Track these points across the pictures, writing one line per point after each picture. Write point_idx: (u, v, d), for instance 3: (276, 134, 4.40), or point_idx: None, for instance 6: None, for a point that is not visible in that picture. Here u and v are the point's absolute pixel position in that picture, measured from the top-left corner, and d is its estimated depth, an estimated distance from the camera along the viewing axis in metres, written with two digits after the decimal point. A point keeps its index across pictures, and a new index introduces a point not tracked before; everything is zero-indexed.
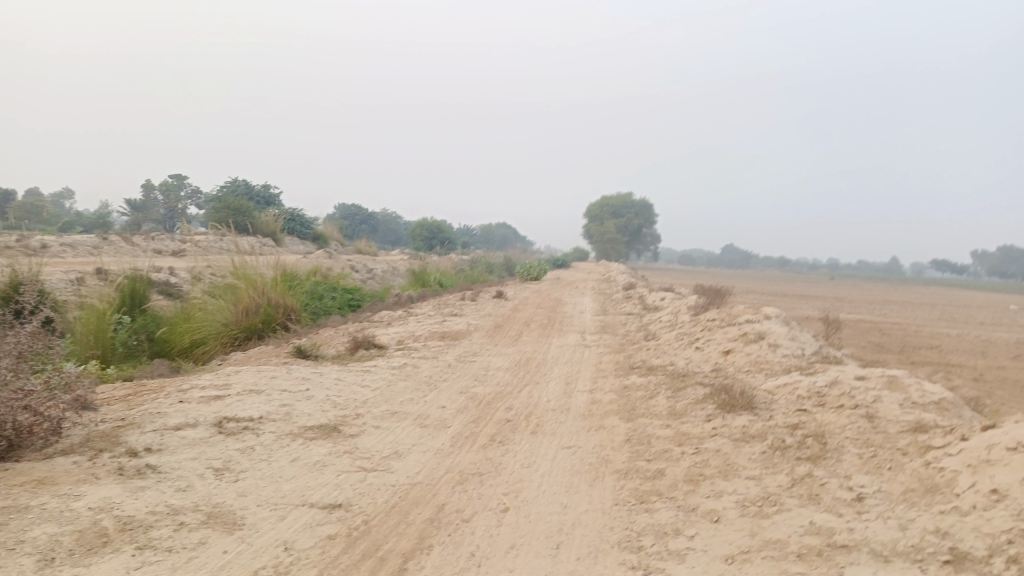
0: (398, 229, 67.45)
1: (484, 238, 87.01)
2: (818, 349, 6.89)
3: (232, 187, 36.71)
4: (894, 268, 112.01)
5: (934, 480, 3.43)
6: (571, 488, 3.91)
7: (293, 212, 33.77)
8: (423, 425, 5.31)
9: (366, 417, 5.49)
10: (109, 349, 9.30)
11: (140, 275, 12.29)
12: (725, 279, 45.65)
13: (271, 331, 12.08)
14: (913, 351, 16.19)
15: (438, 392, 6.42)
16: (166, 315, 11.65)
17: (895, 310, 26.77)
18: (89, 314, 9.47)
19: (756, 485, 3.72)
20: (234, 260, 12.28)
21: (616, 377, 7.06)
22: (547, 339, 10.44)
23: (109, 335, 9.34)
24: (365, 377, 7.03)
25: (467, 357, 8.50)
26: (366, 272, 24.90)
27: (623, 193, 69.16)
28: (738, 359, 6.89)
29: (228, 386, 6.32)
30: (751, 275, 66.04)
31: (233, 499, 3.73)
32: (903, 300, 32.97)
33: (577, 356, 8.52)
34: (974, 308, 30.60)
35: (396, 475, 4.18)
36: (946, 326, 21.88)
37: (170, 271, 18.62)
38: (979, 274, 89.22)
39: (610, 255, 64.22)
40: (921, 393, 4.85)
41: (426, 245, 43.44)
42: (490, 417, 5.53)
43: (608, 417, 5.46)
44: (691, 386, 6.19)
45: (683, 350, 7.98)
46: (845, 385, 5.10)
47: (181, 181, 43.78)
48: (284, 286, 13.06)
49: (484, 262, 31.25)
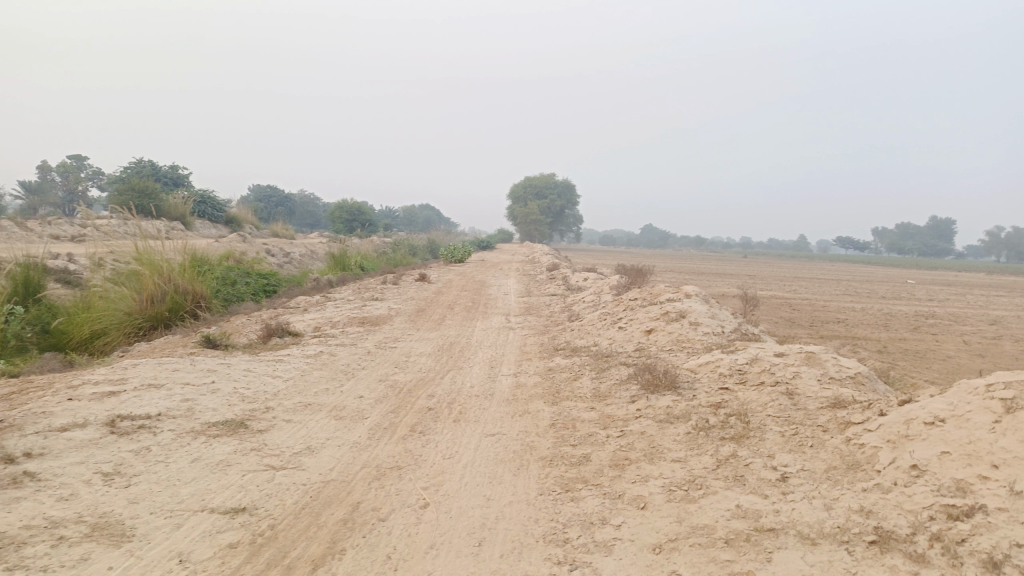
0: (318, 211, 65.69)
1: (407, 220, 85.95)
2: (737, 326, 6.97)
3: (138, 167, 34.74)
4: (803, 246, 117.21)
5: (855, 457, 3.44)
6: (494, 479, 3.74)
7: (204, 194, 32.24)
8: (339, 417, 5.03)
9: (277, 410, 5.16)
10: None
11: (33, 261, 11.35)
12: (645, 259, 46.54)
13: (178, 320, 11.42)
14: (823, 326, 16.86)
15: (355, 381, 6.14)
16: (63, 304, 10.81)
17: (804, 286, 27.87)
18: None
19: (682, 468, 3.64)
20: (137, 245, 11.51)
21: (540, 359, 6.95)
22: (470, 321, 10.26)
23: None
24: (277, 367, 6.66)
25: (387, 343, 8.21)
26: (283, 256, 24.05)
27: (545, 175, 69.47)
28: (660, 338, 6.89)
29: (125, 381, 5.84)
30: (670, 254, 67.64)
31: (124, 508, 3.38)
32: (811, 276, 34.48)
33: (501, 339, 8.37)
34: (876, 282, 32.32)
35: (309, 473, 3.91)
36: (851, 301, 22.98)
37: (67, 257, 17.37)
38: (879, 250, 94.37)
39: (534, 236, 64.46)
40: (838, 368, 4.92)
41: (347, 228, 42.40)
42: (411, 406, 5.30)
43: (532, 401, 5.32)
44: (614, 366, 6.13)
45: (606, 330, 7.94)
46: (765, 362, 5.13)
47: (81, 161, 41.13)
48: (193, 272, 12.37)
49: (406, 245, 30.71)
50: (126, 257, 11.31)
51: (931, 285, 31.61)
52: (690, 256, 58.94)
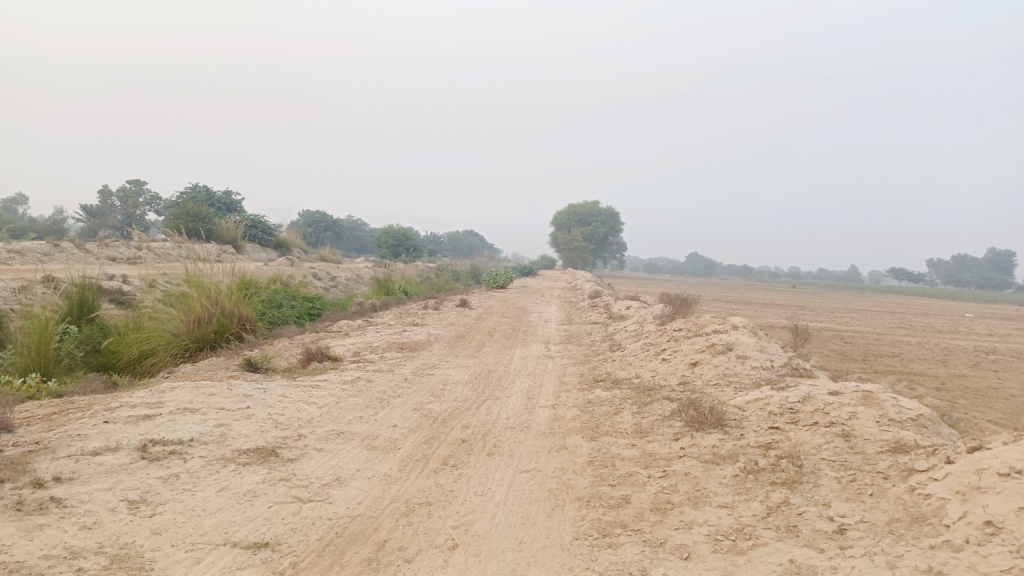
0: (364, 237, 66.69)
1: (451, 245, 86.75)
2: (787, 361, 6.66)
3: (193, 193, 35.78)
4: (854, 276, 114.29)
5: (920, 509, 3.16)
6: (527, 520, 3.54)
7: (255, 219, 32.95)
8: (370, 447, 4.91)
9: (309, 438, 5.06)
10: (52, 361, 8.68)
11: (89, 282, 11.62)
12: (690, 288, 45.87)
13: (224, 342, 11.53)
14: (876, 360, 16.21)
15: (390, 410, 6.02)
16: (115, 325, 11.01)
17: (856, 318, 26.98)
18: (31, 324, 8.84)
19: (728, 515, 3.40)
20: (187, 267, 11.70)
21: (580, 391, 6.73)
22: (510, 349, 10.11)
23: (52, 346, 8.73)
24: (313, 393, 6.59)
25: (424, 370, 8.09)
26: (328, 280, 24.34)
27: (589, 202, 69.36)
28: (705, 371, 6.61)
29: (161, 404, 5.83)
30: (716, 283, 66.57)
31: (146, 539, 3.29)
32: (863, 308, 33.46)
33: (540, 368, 8.17)
34: (932, 315, 31.15)
35: (335, 507, 3.77)
36: (905, 334, 22.14)
37: (122, 279, 17.82)
38: (935, 282, 91.38)
39: (577, 263, 64.18)
40: (898, 409, 4.60)
41: (392, 254, 42.81)
42: (444, 437, 5.14)
43: (570, 435, 5.12)
44: (657, 401, 5.89)
45: (649, 362, 7.69)
46: (818, 401, 4.84)
47: (140, 187, 42.59)
48: (239, 296, 12.52)
49: (450, 271, 30.82)
50: (176, 280, 11.50)
51: (991, 320, 30.32)
52: (737, 285, 57.91)
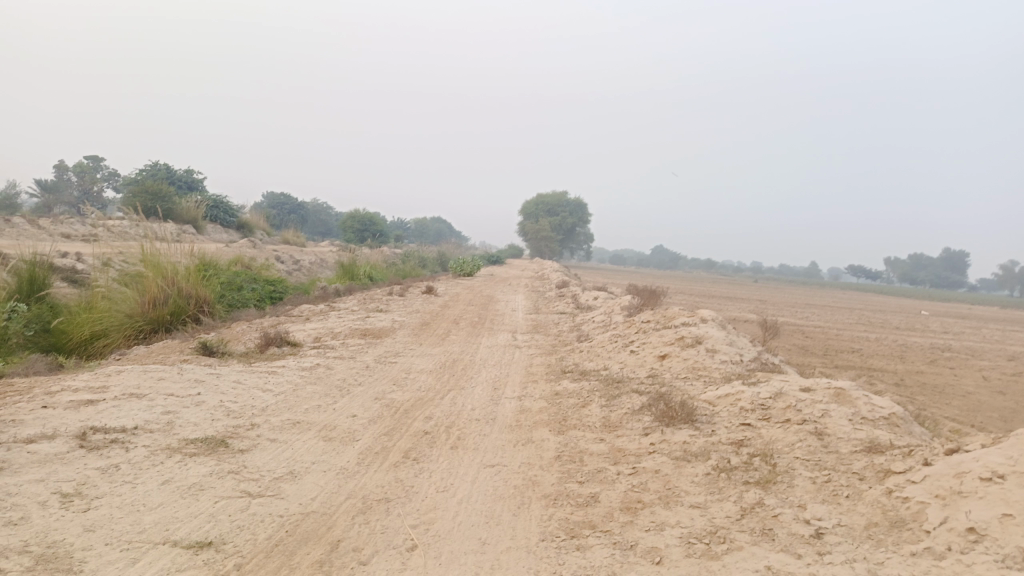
0: (329, 220, 65.76)
1: (417, 232, 86.15)
2: (756, 355, 6.57)
3: (153, 170, 34.77)
4: (815, 273, 116.39)
5: (899, 513, 3.05)
6: (491, 520, 3.36)
7: (218, 199, 32.13)
8: (327, 438, 4.67)
9: (263, 428, 4.81)
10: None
11: (40, 258, 11.09)
12: (655, 280, 46.18)
13: (180, 325, 11.11)
14: (837, 355, 16.40)
15: (349, 399, 5.77)
16: (65, 304, 10.54)
17: (817, 313, 27.36)
18: None
19: (701, 516, 3.26)
20: (144, 246, 11.22)
21: (547, 382, 6.56)
22: (475, 338, 9.91)
23: None
24: (269, 380, 6.31)
25: (387, 358, 7.84)
26: (292, 263, 23.83)
27: (558, 192, 69.32)
28: (674, 365, 6.50)
29: (105, 389, 5.50)
30: (681, 276, 67.16)
31: (76, 537, 3.02)
32: (823, 304, 33.99)
33: (506, 358, 7.98)
34: (890, 313, 31.78)
35: (287, 503, 3.54)
36: (864, 330, 22.51)
37: (75, 257, 17.15)
38: (892, 280, 93.55)
39: (544, 253, 64.15)
40: (870, 408, 4.52)
41: (357, 238, 42.24)
42: (406, 429, 4.93)
43: (536, 428, 4.94)
44: (625, 394, 5.75)
45: (617, 353, 7.56)
46: (790, 397, 4.74)
47: (98, 162, 41.29)
48: (198, 277, 12.09)
49: (416, 257, 30.44)
50: (132, 259, 11.03)
51: (945, 318, 31.04)
52: (701, 279, 58.50)
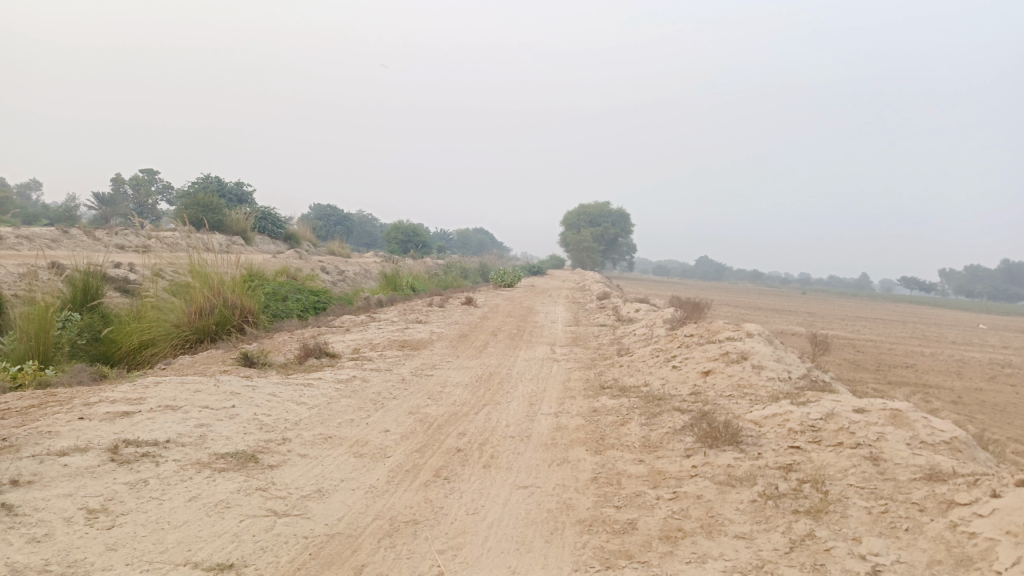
0: (374, 231, 66.56)
1: (460, 243, 86.65)
2: (805, 372, 6.28)
3: (204, 183, 35.64)
4: (865, 284, 113.36)
5: (966, 551, 2.80)
6: (522, 547, 3.20)
7: (265, 211, 32.74)
8: (358, 454, 4.57)
9: (294, 443, 4.74)
10: (51, 350, 8.38)
11: (94, 269, 11.35)
12: (699, 291, 45.43)
13: (225, 334, 11.23)
14: (889, 370, 15.79)
15: (383, 413, 5.68)
16: (116, 313, 10.75)
17: (867, 326, 26.51)
18: (31, 310, 8.55)
19: (746, 549, 3.05)
20: (192, 257, 11.38)
21: (585, 398, 6.38)
22: (514, 350, 9.76)
23: (52, 334, 8.43)
24: (304, 392, 6.26)
25: (423, 371, 7.75)
26: (335, 274, 24.06)
27: (600, 202, 68.91)
28: (718, 381, 6.25)
29: (142, 401, 5.51)
30: (725, 288, 66.02)
31: (99, 556, 2.97)
32: (875, 316, 32.93)
33: (544, 372, 7.82)
34: (946, 326, 30.62)
35: (313, 523, 3.44)
36: (919, 344, 21.66)
37: (128, 267, 17.58)
38: (947, 292, 90.38)
39: (586, 264, 63.74)
40: (930, 431, 4.23)
41: (400, 249, 42.57)
42: (439, 445, 4.81)
43: (573, 447, 4.76)
44: (666, 412, 5.53)
45: (658, 369, 7.33)
46: (843, 419, 4.47)
47: (152, 176, 42.51)
48: (243, 287, 12.23)
49: (458, 267, 30.50)
50: (180, 269, 11.22)
51: (1006, 332, 29.72)
52: (746, 290, 57.35)
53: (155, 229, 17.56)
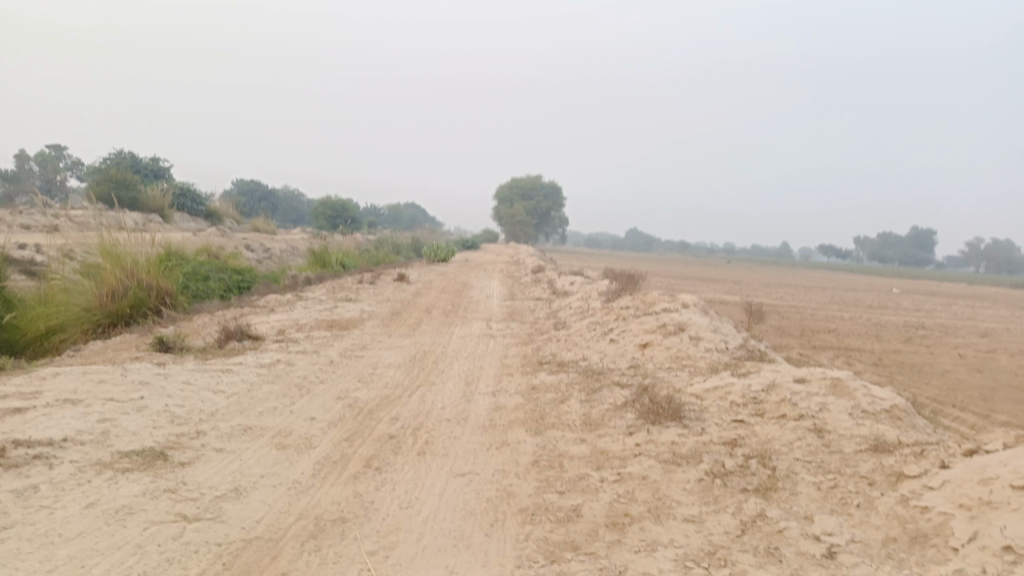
0: (301, 207, 64.68)
1: (391, 217, 85.39)
2: (742, 342, 6.23)
3: (118, 158, 33.70)
4: (786, 253, 117.42)
5: (920, 526, 2.70)
6: (461, 543, 2.96)
7: (185, 187, 31.22)
8: (281, 446, 4.23)
9: (209, 437, 4.36)
10: None
11: None
12: (630, 263, 46.00)
13: (141, 317, 10.53)
14: (814, 335, 16.24)
15: (308, 399, 5.33)
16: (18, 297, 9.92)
17: (791, 293, 27.33)
18: None
19: (697, 533, 2.89)
20: (103, 235, 10.58)
21: (523, 376, 6.16)
22: (448, 327, 9.49)
23: None
24: (223, 380, 5.83)
25: (352, 352, 7.38)
26: (261, 252, 23.16)
27: (532, 175, 68.76)
28: (657, 354, 6.13)
29: (37, 394, 4.98)
30: (655, 259, 67.16)
31: None
32: (797, 283, 34.06)
33: (479, 349, 7.58)
34: (862, 291, 31.94)
35: (227, 529, 3.10)
36: (839, 309, 22.46)
37: (33, 248, 16.39)
38: (862, 259, 94.59)
39: (519, 237, 63.64)
40: (871, 400, 4.19)
41: (329, 224, 41.45)
42: (369, 432, 4.51)
43: (511, 429, 4.54)
44: (606, 387, 5.38)
45: (596, 342, 7.18)
46: (785, 390, 4.39)
47: (60, 151, 40.01)
48: (160, 268, 11.50)
49: (389, 243, 29.85)
50: (89, 249, 10.43)
51: (916, 295, 31.22)
52: (675, 261, 58.45)
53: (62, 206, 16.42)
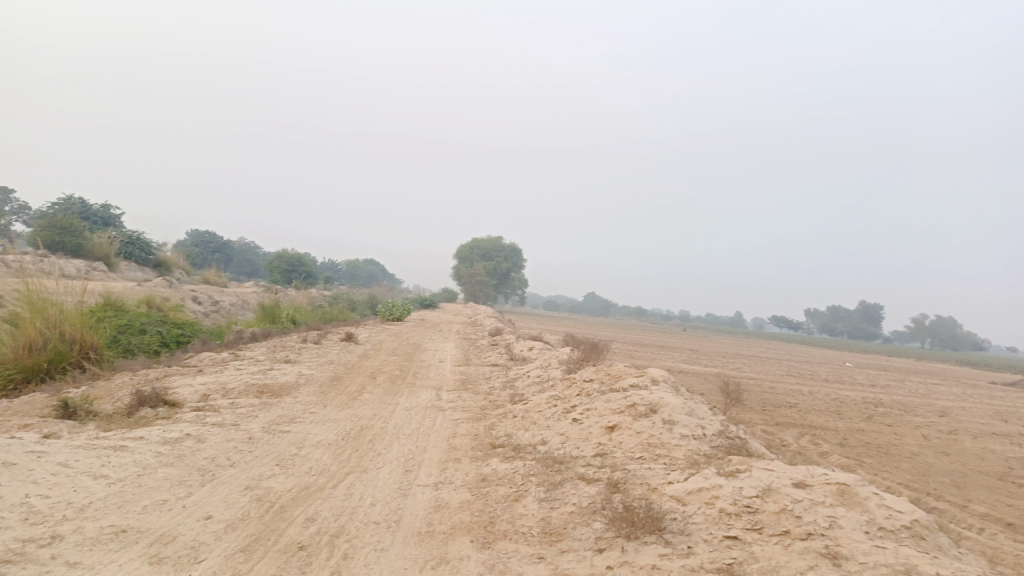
0: (256, 260, 63.17)
1: (349, 274, 84.34)
2: (721, 428, 5.50)
3: (67, 204, 32.28)
4: (740, 322, 119.06)
5: None
6: None
7: (134, 236, 29.91)
8: (156, 561, 3.31)
9: (68, 546, 3.40)
10: None
11: None
12: (588, 328, 45.59)
13: (60, 373, 9.33)
14: (776, 411, 15.64)
15: (210, 490, 4.40)
16: None
17: (747, 364, 27.03)
18: None
19: None
20: (27, 281, 9.44)
21: (472, 462, 5.31)
22: (393, 397, 8.59)
23: None
24: (111, 461, 4.84)
25: (278, 426, 6.43)
26: (208, 304, 21.94)
27: (493, 237, 68.66)
28: (625, 440, 5.36)
29: None
30: (612, 323, 67.08)
31: None
32: (753, 354, 33.93)
33: (425, 426, 6.71)
34: (815, 364, 31.92)
35: None
36: (797, 383, 22.11)
37: None
38: (812, 331, 96.16)
39: (478, 298, 63.00)
40: (887, 514, 3.50)
41: (284, 278, 40.29)
42: (273, 541, 3.61)
43: (453, 539, 3.69)
44: (568, 482, 4.57)
45: (556, 423, 6.38)
46: (783, 496, 3.67)
47: (8, 195, 38.39)
48: (88, 318, 10.34)
49: (343, 300, 28.83)
50: (11, 296, 9.25)
51: (868, 370, 31.32)
52: (632, 327, 58.21)
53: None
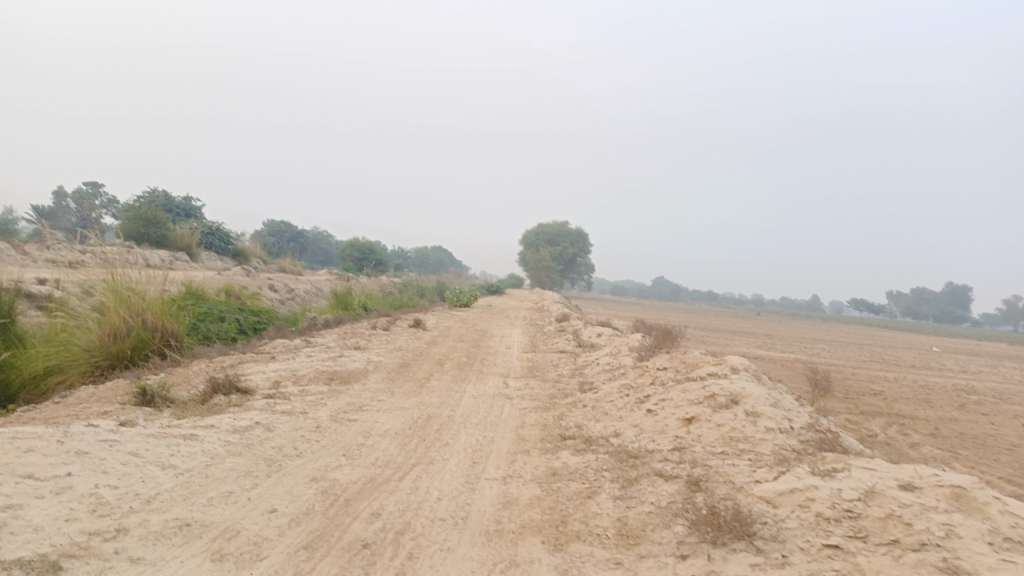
0: (329, 248, 64.61)
1: (418, 261, 85.49)
2: (809, 421, 5.10)
3: (151, 197, 33.63)
4: (817, 306, 114.81)
5: None
6: None
7: (214, 226, 30.90)
8: (218, 557, 3.21)
9: (132, 539, 3.35)
10: None
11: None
12: (658, 312, 44.75)
13: (142, 360, 9.52)
14: (860, 399, 14.84)
15: (275, 482, 4.32)
16: (20, 334, 9.05)
17: (826, 349, 25.92)
18: None
19: None
20: (109, 271, 9.64)
21: (542, 455, 5.08)
22: (460, 384, 8.44)
23: None
24: (181, 451, 4.83)
25: (346, 415, 6.36)
26: (282, 292, 22.43)
27: (559, 222, 68.14)
28: (705, 434, 5.02)
29: None
30: (682, 308, 65.74)
31: None
32: (832, 339, 32.56)
33: (493, 415, 6.53)
34: (899, 348, 30.38)
35: None
36: (881, 369, 21.03)
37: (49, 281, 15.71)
38: (894, 314, 91.98)
39: (545, 283, 62.77)
40: (1013, 522, 3.08)
41: (356, 266, 40.99)
42: (337, 538, 3.47)
43: (524, 540, 3.47)
44: (644, 478, 4.28)
45: (629, 413, 6.09)
46: (890, 501, 3.28)
47: (98, 190, 40.33)
48: (169, 306, 10.53)
49: (412, 286, 29.10)
50: (97, 286, 9.49)
51: (957, 355, 29.60)
52: (702, 312, 56.86)
53: (85, 239, 15.79)
